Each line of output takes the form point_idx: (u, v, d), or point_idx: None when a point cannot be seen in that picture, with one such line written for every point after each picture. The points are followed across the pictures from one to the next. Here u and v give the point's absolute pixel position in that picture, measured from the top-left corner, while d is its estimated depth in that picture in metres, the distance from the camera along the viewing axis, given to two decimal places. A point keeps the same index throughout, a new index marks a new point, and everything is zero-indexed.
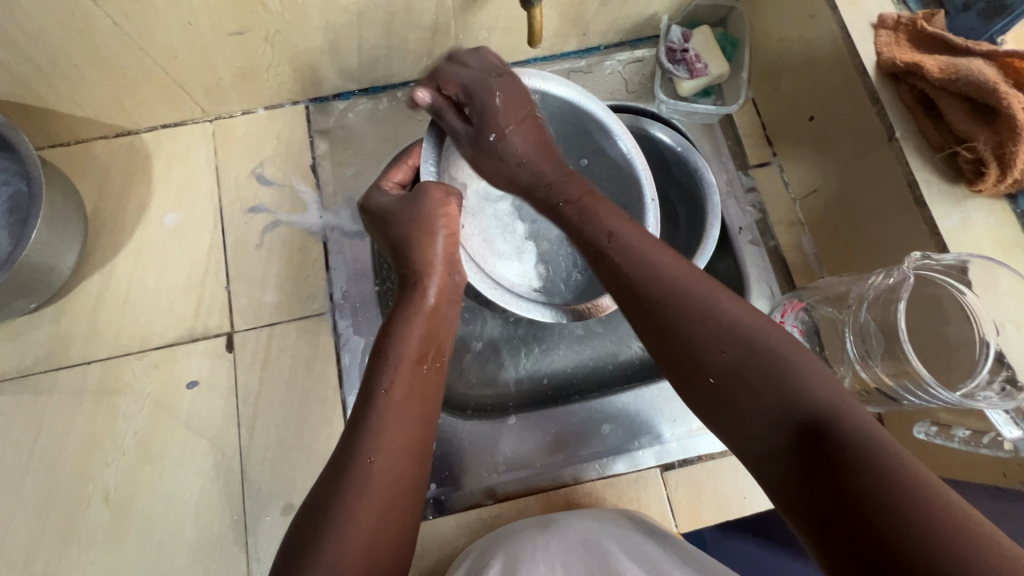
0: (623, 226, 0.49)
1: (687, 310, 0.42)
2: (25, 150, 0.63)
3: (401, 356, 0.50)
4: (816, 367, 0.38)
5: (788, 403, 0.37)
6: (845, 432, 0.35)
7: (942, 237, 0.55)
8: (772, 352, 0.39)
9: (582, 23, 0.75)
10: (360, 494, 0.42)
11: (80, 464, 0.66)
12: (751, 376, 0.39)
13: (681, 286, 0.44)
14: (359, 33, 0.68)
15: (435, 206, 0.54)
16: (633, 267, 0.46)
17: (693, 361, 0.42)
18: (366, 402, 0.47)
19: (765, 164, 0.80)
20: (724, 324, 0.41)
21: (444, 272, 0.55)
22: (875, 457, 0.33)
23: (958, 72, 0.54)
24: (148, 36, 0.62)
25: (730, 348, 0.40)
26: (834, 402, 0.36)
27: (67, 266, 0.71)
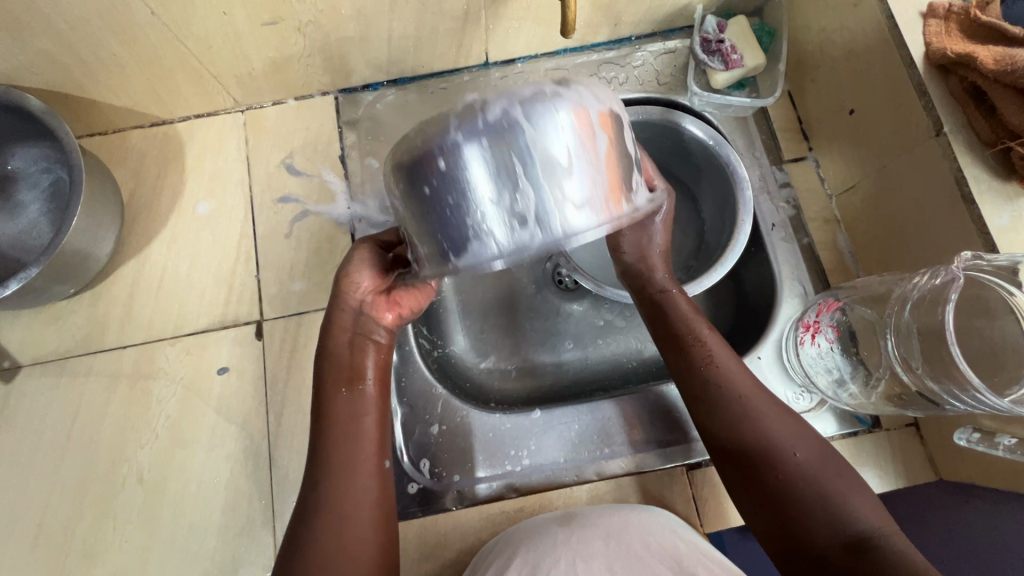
0: (715, 337, 0.56)
1: (713, 367, 0.54)
2: (65, 138, 0.64)
3: (340, 406, 0.53)
4: (783, 421, 0.51)
5: (831, 510, 0.45)
6: (804, 477, 0.48)
7: (991, 236, 0.53)
8: (824, 471, 0.48)
9: (614, 13, 0.74)
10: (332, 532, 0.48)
11: (114, 445, 0.68)
12: (799, 479, 0.47)
13: (749, 404, 0.52)
14: (391, 23, 0.68)
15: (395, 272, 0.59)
16: (724, 380, 0.53)
17: (752, 465, 0.50)
18: (323, 440, 0.52)
19: (801, 159, 0.77)
20: (777, 442, 0.50)
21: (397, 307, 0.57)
22: (821, 494, 0.46)
23: (1014, 63, 0.51)
24: (184, 26, 0.63)
25: (798, 457, 0.48)
26: (877, 524, 0.45)
27: (104, 252, 0.73)
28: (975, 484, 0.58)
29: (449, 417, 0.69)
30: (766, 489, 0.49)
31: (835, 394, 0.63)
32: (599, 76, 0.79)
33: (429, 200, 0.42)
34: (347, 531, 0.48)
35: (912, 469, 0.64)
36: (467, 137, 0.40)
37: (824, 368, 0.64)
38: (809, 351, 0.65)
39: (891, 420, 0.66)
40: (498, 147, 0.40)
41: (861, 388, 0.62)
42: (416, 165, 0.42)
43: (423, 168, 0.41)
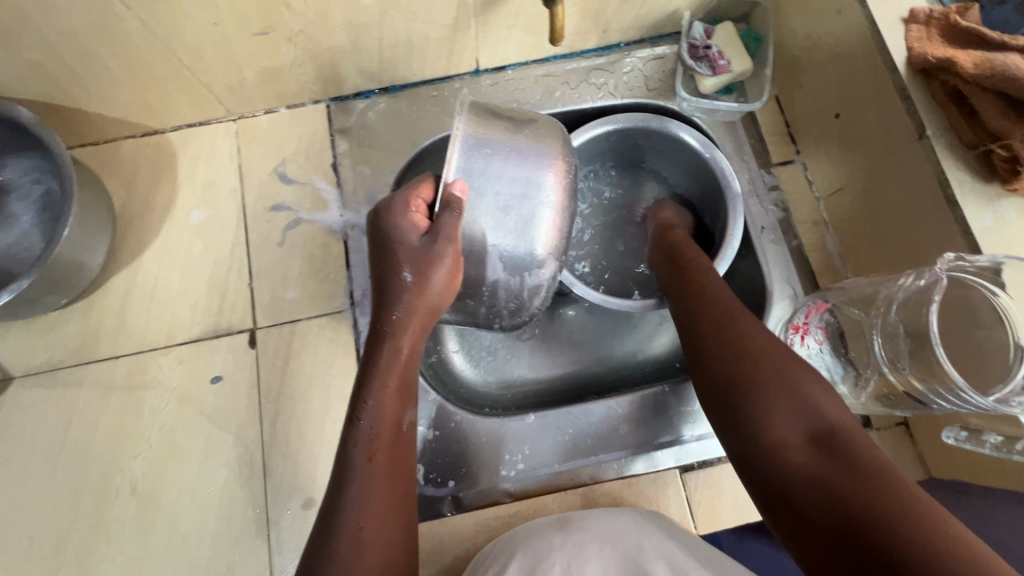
0: (714, 269, 0.62)
1: (702, 289, 0.58)
2: (56, 149, 0.65)
3: (381, 424, 0.50)
4: (755, 325, 0.53)
5: (794, 404, 0.46)
6: (762, 371, 0.49)
7: (974, 238, 0.53)
8: (790, 363, 0.49)
9: (602, 20, 0.75)
10: (356, 549, 0.44)
11: (108, 456, 0.68)
12: (764, 372, 0.48)
13: (728, 299, 0.57)
14: (381, 32, 0.69)
15: (444, 249, 0.52)
16: (714, 298, 0.57)
17: (718, 366, 0.51)
18: (341, 487, 0.47)
19: (789, 162, 0.78)
20: (756, 349, 0.50)
21: (417, 333, 0.55)
22: (778, 386, 0.47)
23: (993, 67, 0.52)
24: (174, 36, 0.63)
25: (761, 351, 0.50)
26: (838, 420, 0.45)
27: (96, 262, 0.73)
28: (964, 481, 0.59)
29: (442, 423, 0.69)
30: (732, 389, 0.49)
31: None
32: (589, 82, 0.80)
33: (474, 217, 0.53)
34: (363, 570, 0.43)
35: (902, 466, 0.65)
36: (531, 241, 0.55)
37: (815, 370, 0.65)
38: (801, 352, 0.65)
39: (881, 419, 0.67)
40: (515, 247, 0.55)
41: (851, 389, 0.63)
42: (510, 191, 0.54)
43: (506, 196, 0.54)
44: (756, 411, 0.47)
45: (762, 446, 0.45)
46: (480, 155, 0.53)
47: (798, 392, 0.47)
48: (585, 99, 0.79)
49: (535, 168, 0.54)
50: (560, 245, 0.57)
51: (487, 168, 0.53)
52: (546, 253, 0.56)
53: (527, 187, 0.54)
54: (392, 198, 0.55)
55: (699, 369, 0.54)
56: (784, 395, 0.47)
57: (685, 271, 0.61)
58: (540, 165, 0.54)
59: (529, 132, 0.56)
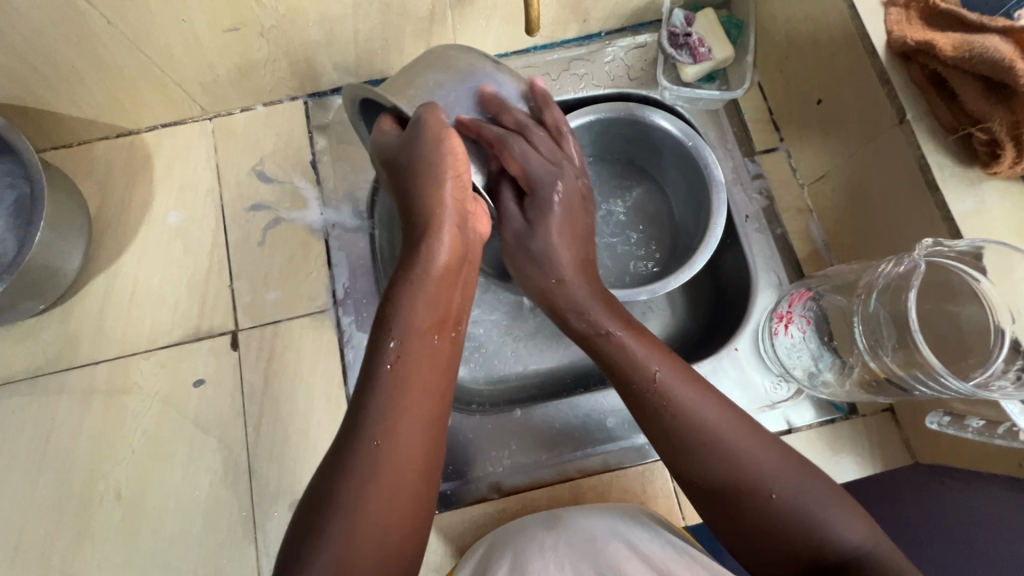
0: (624, 334, 0.55)
1: (662, 398, 0.49)
2: (26, 152, 0.63)
3: (409, 366, 0.46)
4: (711, 410, 0.48)
5: (819, 535, 0.43)
6: (761, 516, 0.44)
7: (956, 223, 0.53)
8: (788, 483, 0.45)
9: (581, 9, 0.74)
10: (376, 469, 0.42)
11: (89, 463, 0.67)
12: (789, 506, 0.44)
13: (696, 410, 0.48)
14: (356, 26, 0.67)
15: (442, 139, 0.52)
16: (681, 409, 0.49)
17: (725, 496, 0.46)
18: (362, 395, 0.45)
19: (772, 150, 0.78)
20: (751, 472, 0.45)
21: (455, 229, 0.53)
22: (770, 514, 0.44)
23: (972, 49, 0.51)
24: (142, 34, 0.61)
25: (774, 496, 0.44)
26: (864, 542, 0.42)
27: (71, 267, 0.71)
28: (949, 466, 0.59)
29: None
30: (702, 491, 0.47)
31: (811, 384, 0.65)
32: (570, 72, 0.79)
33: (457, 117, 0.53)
34: (375, 488, 0.41)
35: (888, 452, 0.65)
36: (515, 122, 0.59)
37: (799, 358, 0.65)
38: (782, 342, 0.66)
39: (867, 406, 0.67)
40: (503, 140, 0.55)
41: (836, 376, 0.63)
42: (472, 88, 0.55)
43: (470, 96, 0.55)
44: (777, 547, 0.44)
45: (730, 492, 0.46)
46: (419, 98, 0.56)
47: (795, 517, 0.44)
48: (566, 90, 0.78)
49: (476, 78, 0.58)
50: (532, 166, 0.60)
51: (442, 86, 0.55)
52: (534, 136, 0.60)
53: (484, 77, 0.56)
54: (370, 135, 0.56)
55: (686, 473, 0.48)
56: (758, 516, 0.45)
57: (595, 342, 0.56)
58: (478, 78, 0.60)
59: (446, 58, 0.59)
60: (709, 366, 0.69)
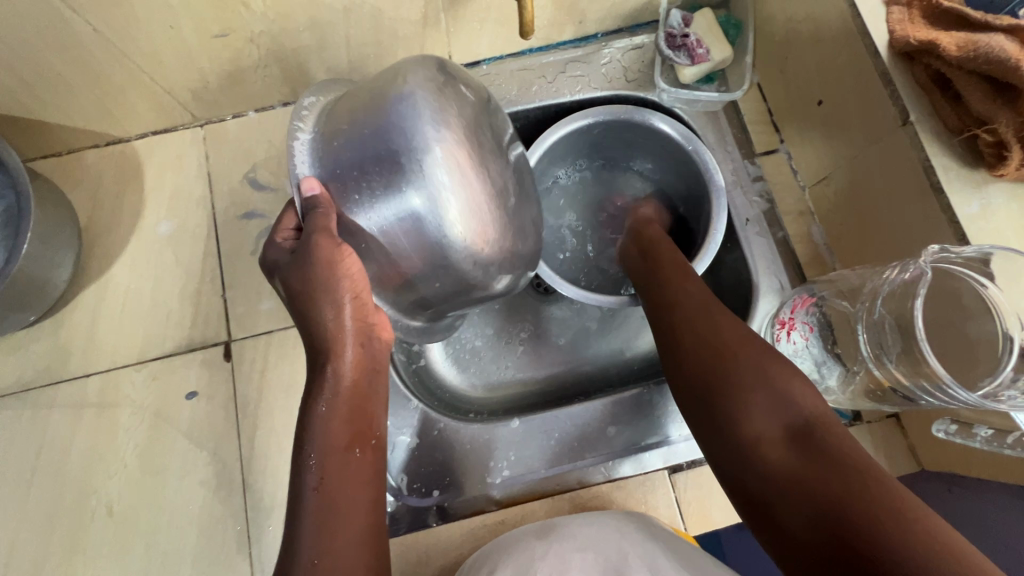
0: (692, 279, 0.59)
1: (676, 286, 0.58)
2: (12, 162, 0.62)
3: (330, 448, 0.45)
4: (726, 316, 0.53)
5: (780, 403, 0.46)
6: (740, 386, 0.48)
7: (961, 226, 0.52)
8: (778, 392, 0.46)
9: (577, 10, 0.72)
10: (328, 522, 0.43)
11: (80, 479, 0.66)
12: (755, 382, 0.47)
13: (708, 311, 0.54)
14: (347, 31, 0.66)
15: (331, 257, 0.45)
16: (687, 305, 0.56)
17: (705, 384, 0.50)
18: (296, 520, 0.44)
19: (772, 152, 0.76)
20: (731, 348, 0.50)
21: (358, 341, 0.48)
22: (760, 397, 0.46)
23: (977, 49, 0.50)
24: (129, 41, 0.60)
25: (743, 356, 0.50)
26: (816, 412, 0.45)
27: (61, 278, 0.70)
28: (957, 475, 0.58)
29: (426, 431, 0.68)
30: (700, 404, 0.50)
31: None
32: (567, 75, 0.78)
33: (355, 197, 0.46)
34: None
35: (894, 460, 0.64)
36: (430, 200, 0.46)
37: (802, 365, 0.63)
38: (786, 349, 0.64)
39: (871, 412, 0.65)
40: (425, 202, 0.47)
41: (839, 384, 0.61)
42: (378, 157, 0.45)
43: (376, 172, 0.45)
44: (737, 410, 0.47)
45: (743, 442, 0.46)
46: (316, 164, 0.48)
47: (775, 399, 0.46)
48: (563, 93, 0.77)
49: (396, 119, 0.45)
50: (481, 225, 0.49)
51: (345, 150, 0.46)
52: (459, 212, 0.47)
53: (397, 145, 0.45)
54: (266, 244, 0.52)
55: (677, 365, 0.53)
56: (752, 408, 0.46)
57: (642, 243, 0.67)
58: (402, 111, 0.45)
59: (387, 74, 0.48)
60: None
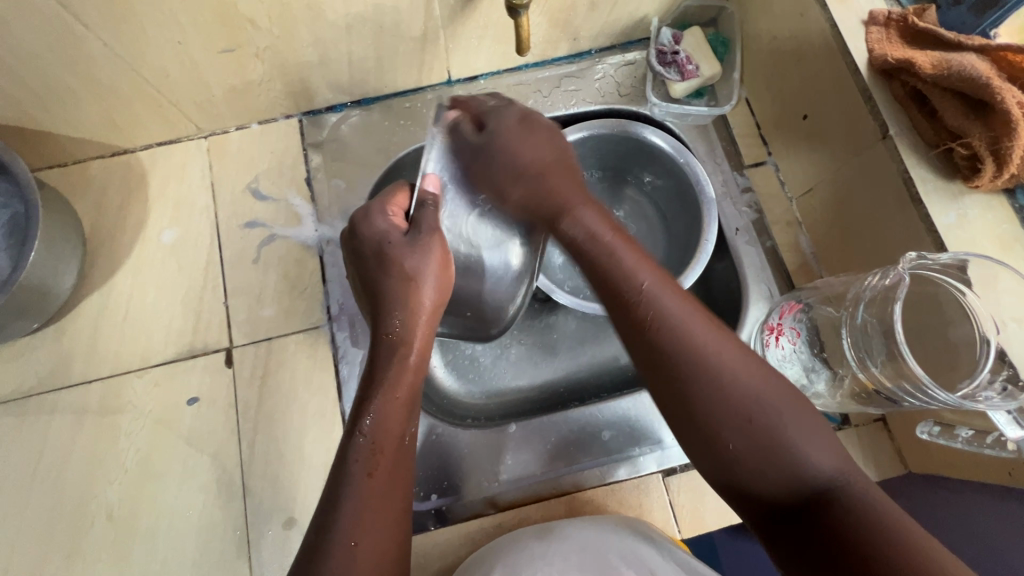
0: (636, 254, 0.49)
1: (647, 310, 0.46)
2: (20, 172, 0.64)
3: (384, 435, 0.48)
4: (705, 333, 0.45)
5: (796, 474, 0.42)
6: (745, 444, 0.43)
7: (939, 235, 0.54)
8: (761, 403, 0.43)
9: (571, 28, 0.75)
10: (370, 504, 0.45)
11: (81, 484, 0.67)
12: (766, 442, 0.42)
13: (687, 325, 0.46)
14: (349, 47, 0.69)
15: (425, 266, 0.53)
16: (660, 334, 0.46)
17: (699, 426, 0.44)
18: (337, 496, 0.45)
19: (760, 164, 0.79)
20: (721, 376, 0.44)
21: (425, 342, 0.54)
22: (768, 454, 0.42)
23: (951, 67, 0.53)
24: (139, 56, 0.62)
25: (755, 394, 0.43)
26: (835, 466, 0.42)
27: (65, 286, 0.71)
28: (941, 475, 0.59)
29: (424, 436, 0.69)
30: (729, 479, 0.44)
31: None
32: (562, 89, 0.80)
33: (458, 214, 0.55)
34: None
35: (881, 462, 0.65)
36: (506, 254, 0.59)
37: (791, 371, 0.64)
38: (774, 354, 0.65)
39: (859, 416, 0.67)
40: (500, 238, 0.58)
41: (828, 388, 0.63)
42: (491, 203, 0.55)
43: (486, 204, 0.55)
44: (714, 437, 0.44)
45: (751, 491, 0.43)
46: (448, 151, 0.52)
47: (783, 449, 0.42)
48: (557, 107, 0.80)
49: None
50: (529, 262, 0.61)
51: (470, 174, 0.54)
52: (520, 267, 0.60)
53: (506, 195, 0.56)
54: (371, 201, 0.57)
55: (663, 403, 0.46)
56: (762, 454, 0.42)
57: (569, 221, 0.51)
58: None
59: (520, 124, 0.58)
60: None
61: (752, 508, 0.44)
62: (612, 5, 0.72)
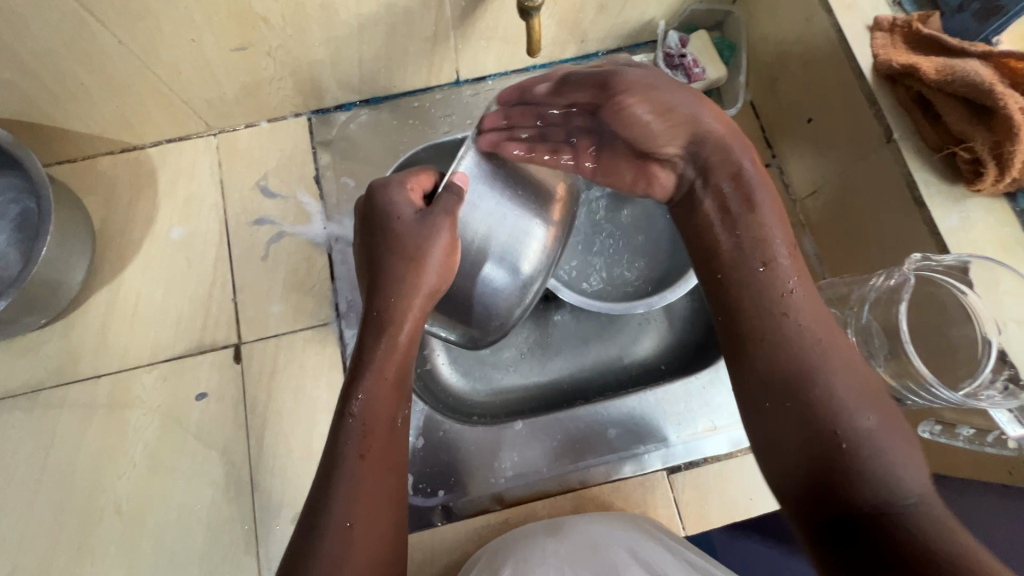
0: (789, 258, 0.47)
1: (738, 283, 0.48)
2: (32, 168, 0.64)
3: (373, 419, 0.48)
4: (812, 320, 0.45)
5: (883, 486, 0.38)
6: (827, 445, 0.40)
7: (942, 237, 0.55)
8: (845, 394, 0.41)
9: (579, 30, 0.76)
10: (365, 485, 0.46)
11: (90, 478, 0.67)
12: (865, 454, 0.39)
13: (795, 312, 0.45)
14: (360, 47, 0.69)
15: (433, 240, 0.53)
16: (774, 306, 0.46)
17: (767, 377, 0.44)
18: (330, 478, 0.46)
19: (764, 166, 0.80)
20: (817, 363, 0.43)
21: (416, 322, 0.54)
22: (833, 433, 0.40)
23: (954, 73, 0.54)
24: (153, 53, 0.63)
25: (832, 393, 0.42)
26: (920, 490, 0.38)
27: (74, 281, 0.72)
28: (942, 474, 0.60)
29: (431, 433, 0.70)
30: (807, 467, 0.41)
31: None
32: None
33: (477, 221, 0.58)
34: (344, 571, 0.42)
35: None
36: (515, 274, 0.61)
37: None
38: None
39: None
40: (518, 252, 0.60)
41: None
42: (514, 218, 0.60)
43: (504, 217, 0.59)
44: (809, 431, 0.41)
45: (817, 484, 0.40)
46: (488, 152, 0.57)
47: (865, 450, 0.39)
48: None
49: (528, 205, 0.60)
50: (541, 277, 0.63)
51: (492, 196, 0.58)
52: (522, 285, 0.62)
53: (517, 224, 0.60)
54: (390, 175, 0.56)
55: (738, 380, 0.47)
56: (833, 443, 0.40)
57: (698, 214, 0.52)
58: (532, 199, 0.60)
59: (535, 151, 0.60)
60: (706, 377, 0.71)
61: (809, 507, 0.40)
62: (620, 8, 0.73)
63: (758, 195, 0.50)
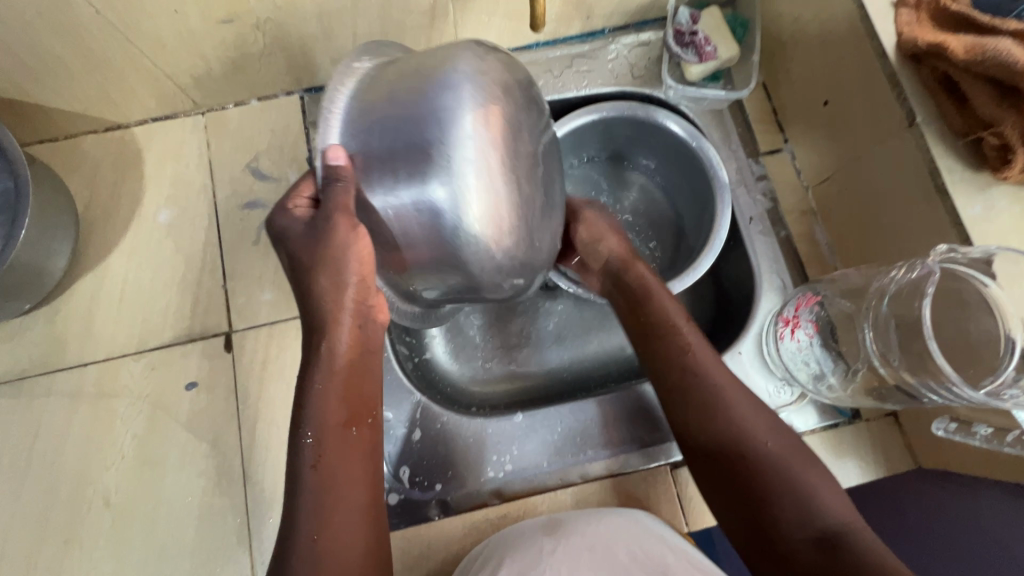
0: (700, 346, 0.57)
1: (681, 368, 0.56)
2: (9, 146, 0.61)
3: (323, 426, 0.46)
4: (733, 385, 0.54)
5: (803, 509, 0.48)
6: (764, 493, 0.49)
7: (965, 227, 0.52)
8: (767, 447, 0.51)
9: (585, 5, 0.72)
10: (324, 498, 0.45)
11: (77, 469, 0.65)
12: (778, 481, 0.49)
13: (705, 367, 0.56)
14: (354, 20, 0.66)
15: (340, 242, 0.45)
16: (697, 384, 0.55)
17: (721, 463, 0.52)
18: (296, 490, 0.45)
19: (776, 151, 0.77)
20: (743, 429, 0.52)
21: (356, 324, 0.49)
22: (776, 485, 0.49)
23: (985, 52, 0.50)
24: (134, 25, 0.59)
25: (767, 445, 0.51)
26: (845, 520, 0.47)
27: (58, 266, 0.69)
28: (953, 472, 0.59)
29: (429, 425, 0.68)
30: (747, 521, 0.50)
31: (815, 388, 0.64)
32: (573, 69, 0.77)
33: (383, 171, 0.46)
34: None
35: (891, 457, 0.65)
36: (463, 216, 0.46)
37: (804, 363, 0.64)
38: (789, 346, 0.64)
39: (870, 411, 0.66)
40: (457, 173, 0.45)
41: (841, 380, 0.62)
42: (409, 142, 0.46)
43: (404, 155, 0.46)
44: (754, 502, 0.50)
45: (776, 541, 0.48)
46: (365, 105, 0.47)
47: (800, 489, 0.48)
48: (569, 89, 0.77)
49: (445, 108, 0.45)
50: (505, 207, 0.47)
51: (379, 118, 0.46)
52: (485, 228, 0.47)
53: (436, 134, 0.45)
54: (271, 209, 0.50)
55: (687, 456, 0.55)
56: (777, 482, 0.49)
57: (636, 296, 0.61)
58: (451, 98, 0.45)
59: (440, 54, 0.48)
60: None
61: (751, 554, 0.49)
62: None
63: (658, 292, 0.60)
